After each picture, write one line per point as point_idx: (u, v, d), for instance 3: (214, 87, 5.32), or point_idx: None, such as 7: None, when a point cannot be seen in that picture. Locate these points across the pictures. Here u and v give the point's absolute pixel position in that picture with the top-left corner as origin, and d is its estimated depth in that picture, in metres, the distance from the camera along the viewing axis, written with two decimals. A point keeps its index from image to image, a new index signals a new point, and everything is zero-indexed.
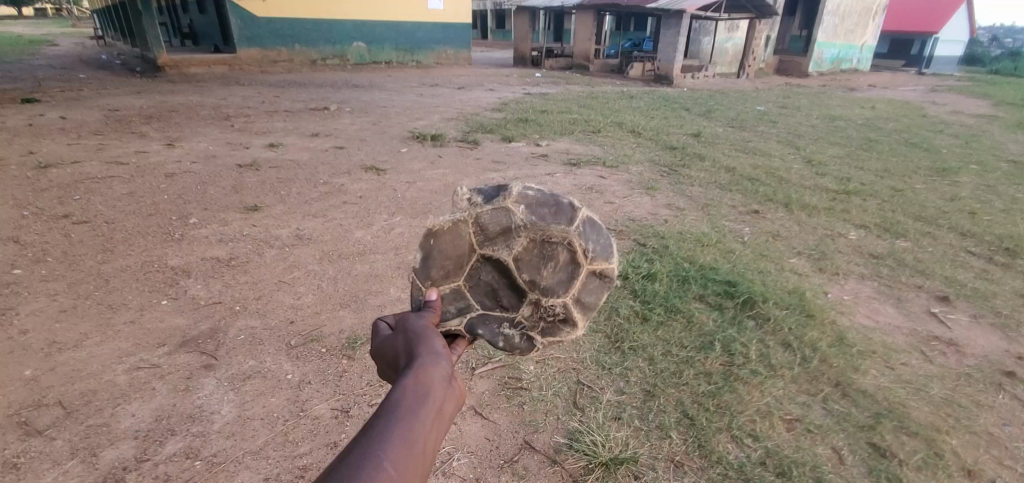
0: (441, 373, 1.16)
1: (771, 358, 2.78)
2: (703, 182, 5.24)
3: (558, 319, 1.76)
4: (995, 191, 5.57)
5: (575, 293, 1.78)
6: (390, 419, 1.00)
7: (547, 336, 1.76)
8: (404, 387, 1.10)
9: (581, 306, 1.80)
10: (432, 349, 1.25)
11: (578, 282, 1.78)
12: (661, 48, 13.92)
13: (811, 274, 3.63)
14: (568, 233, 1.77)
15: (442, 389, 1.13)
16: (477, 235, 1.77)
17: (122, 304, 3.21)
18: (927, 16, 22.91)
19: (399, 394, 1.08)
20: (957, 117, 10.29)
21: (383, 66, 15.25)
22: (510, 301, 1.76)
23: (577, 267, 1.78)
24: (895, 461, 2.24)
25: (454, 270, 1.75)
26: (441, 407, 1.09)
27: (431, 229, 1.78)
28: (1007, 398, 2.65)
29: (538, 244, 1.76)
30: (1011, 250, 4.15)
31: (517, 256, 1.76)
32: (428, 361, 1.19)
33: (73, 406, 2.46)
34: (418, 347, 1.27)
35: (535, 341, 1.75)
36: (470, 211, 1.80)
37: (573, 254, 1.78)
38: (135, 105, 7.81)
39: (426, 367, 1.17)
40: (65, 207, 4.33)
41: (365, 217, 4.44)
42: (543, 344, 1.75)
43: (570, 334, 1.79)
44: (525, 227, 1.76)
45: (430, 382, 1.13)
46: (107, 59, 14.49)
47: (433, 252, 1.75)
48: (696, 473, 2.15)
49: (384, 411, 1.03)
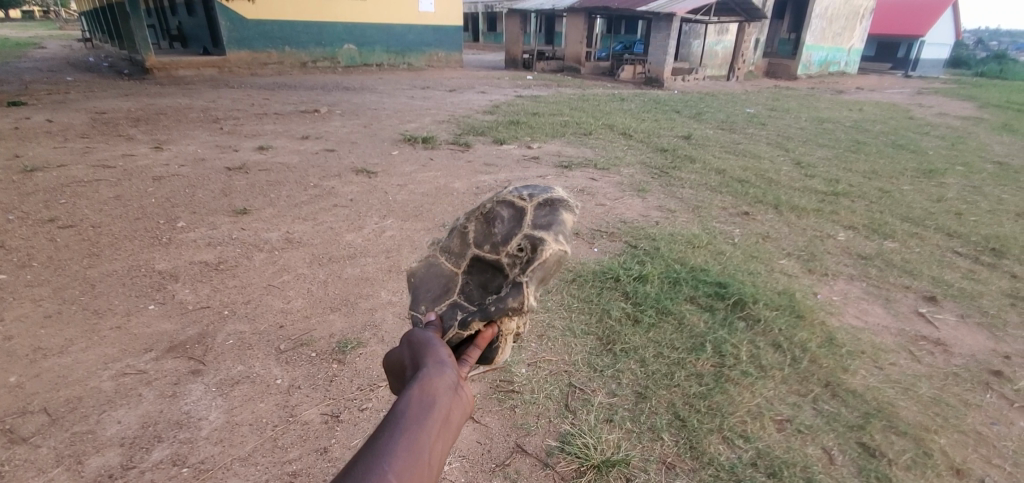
0: (450, 379, 1.09)
1: (762, 359, 2.79)
2: (694, 184, 5.26)
3: (528, 250, 1.50)
4: (981, 192, 5.64)
5: (532, 223, 1.54)
6: (394, 431, 0.94)
7: (534, 271, 1.48)
8: (410, 393, 1.02)
9: (546, 228, 1.53)
10: (441, 351, 1.17)
11: (527, 213, 1.56)
12: (651, 51, 14.01)
13: (801, 275, 3.65)
14: (495, 195, 1.65)
15: (449, 396, 1.05)
16: (447, 257, 1.68)
17: (108, 309, 3.18)
18: (912, 20, 23.21)
19: (405, 401, 1.01)
20: (943, 120, 10.41)
21: (374, 68, 15.25)
22: (498, 281, 1.55)
23: (522, 207, 1.58)
24: (885, 460, 2.25)
25: (442, 292, 1.60)
26: (450, 414, 1.02)
27: (411, 282, 1.70)
28: (995, 397, 2.68)
29: (481, 219, 1.64)
30: (996, 251, 4.21)
31: (476, 241, 1.62)
32: (436, 365, 1.11)
33: (58, 413, 2.42)
34: (425, 349, 1.19)
35: (522, 283, 1.48)
36: (433, 249, 1.74)
37: (510, 203, 1.61)
38: (123, 108, 7.76)
39: (434, 372, 1.09)
40: (51, 212, 4.29)
41: (356, 220, 4.42)
42: (529, 280, 1.47)
43: (553, 255, 1.48)
44: (468, 218, 1.69)
45: (438, 388, 1.05)
46: (94, 61, 14.37)
47: (419, 290, 1.66)
48: (688, 475, 2.15)
49: (389, 420, 0.97)
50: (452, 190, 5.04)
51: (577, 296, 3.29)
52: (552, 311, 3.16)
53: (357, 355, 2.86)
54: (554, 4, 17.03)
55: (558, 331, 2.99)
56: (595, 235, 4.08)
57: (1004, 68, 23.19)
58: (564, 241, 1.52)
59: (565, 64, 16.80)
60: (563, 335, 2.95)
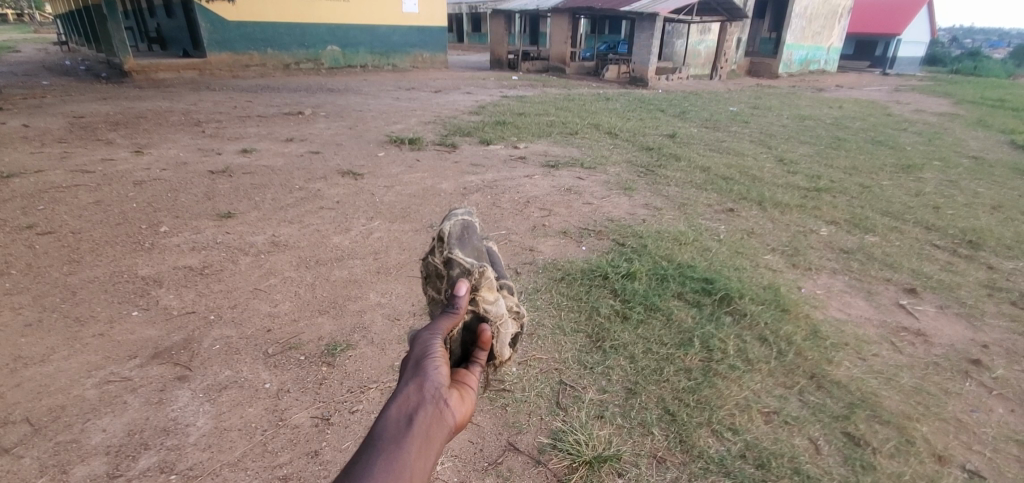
0: (433, 392, 1.14)
1: (748, 352, 2.85)
2: (679, 181, 5.33)
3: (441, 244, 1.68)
4: (958, 186, 5.78)
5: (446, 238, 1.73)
6: (375, 451, 1.00)
7: (456, 247, 1.65)
8: (389, 415, 1.08)
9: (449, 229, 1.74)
10: (429, 359, 1.21)
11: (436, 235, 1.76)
12: (635, 51, 14.11)
13: (785, 270, 3.72)
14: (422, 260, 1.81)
15: (433, 412, 1.11)
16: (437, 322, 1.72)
17: (90, 317, 3.13)
18: (888, 19, 23.70)
19: (383, 423, 1.07)
20: (920, 116, 10.64)
21: (358, 69, 15.17)
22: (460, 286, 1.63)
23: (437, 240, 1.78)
24: (869, 449, 2.31)
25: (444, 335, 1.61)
26: (430, 432, 1.07)
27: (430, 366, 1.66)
28: (974, 385, 2.76)
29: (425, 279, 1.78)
30: (973, 243, 4.33)
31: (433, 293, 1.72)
32: (419, 379, 1.16)
33: (41, 422, 2.40)
34: (412, 361, 1.22)
35: (454, 257, 1.61)
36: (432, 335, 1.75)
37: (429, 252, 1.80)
38: (101, 112, 7.64)
39: (415, 388, 1.14)
40: (29, 218, 4.22)
41: (343, 223, 4.41)
42: (453, 252, 1.62)
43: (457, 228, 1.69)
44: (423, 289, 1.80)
45: (420, 405, 1.11)
46: (70, 65, 14.09)
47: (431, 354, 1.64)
48: (679, 468, 2.19)
49: (370, 442, 1.03)
50: (440, 191, 5.04)
51: (565, 294, 3.32)
52: (541, 309, 3.18)
53: (347, 357, 2.87)
54: (537, 5, 17.08)
55: (548, 330, 3.01)
56: (583, 234, 4.11)
57: (978, 65, 23.71)
58: (463, 219, 1.75)
59: (550, 64, 16.85)
60: (553, 333, 2.98)
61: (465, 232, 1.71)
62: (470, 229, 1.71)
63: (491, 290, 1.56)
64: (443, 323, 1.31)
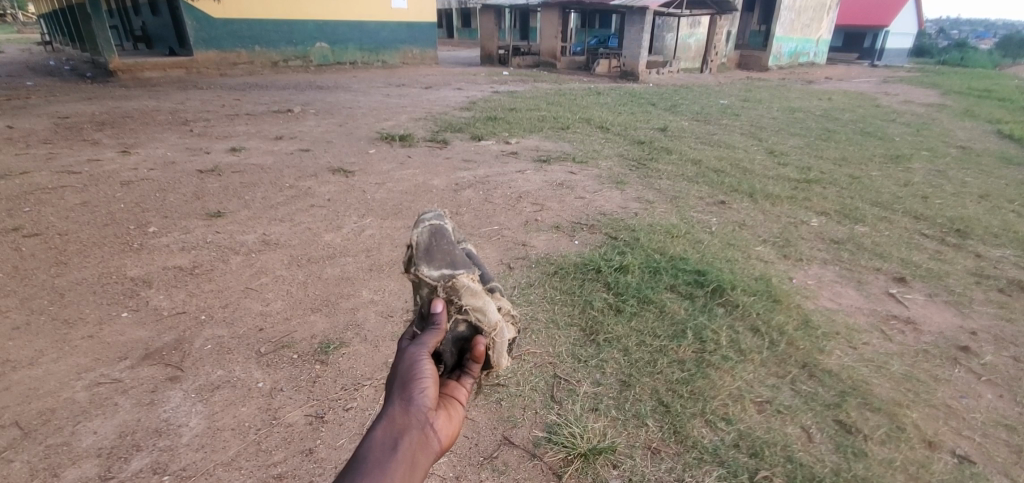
0: (419, 416, 1.16)
1: (741, 343, 2.86)
2: (671, 175, 5.35)
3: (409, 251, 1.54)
4: (946, 176, 5.85)
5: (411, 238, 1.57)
6: (355, 476, 1.03)
7: (423, 255, 1.51)
8: (374, 436, 1.11)
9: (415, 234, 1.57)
10: (418, 379, 1.23)
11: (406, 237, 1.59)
12: (626, 45, 14.15)
13: (776, 261, 3.75)
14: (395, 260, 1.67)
15: (418, 435, 1.14)
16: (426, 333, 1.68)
17: (79, 318, 3.10)
18: (877, 11, 23.94)
19: (369, 444, 1.10)
20: (908, 107, 10.75)
21: (347, 67, 15.09)
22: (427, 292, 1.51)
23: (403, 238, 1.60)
24: (861, 436, 2.33)
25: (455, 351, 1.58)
26: (413, 459, 1.10)
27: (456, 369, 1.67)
28: (963, 372, 2.80)
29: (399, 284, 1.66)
30: (960, 231, 4.38)
31: None
32: (407, 400, 1.19)
33: (30, 426, 2.37)
34: (401, 378, 1.24)
35: (420, 271, 1.48)
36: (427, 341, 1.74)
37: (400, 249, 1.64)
38: (86, 111, 7.56)
39: (400, 410, 1.17)
40: (15, 220, 4.16)
41: (334, 220, 4.39)
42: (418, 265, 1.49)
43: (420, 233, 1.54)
44: None
45: (406, 428, 1.14)
46: (56, 65, 13.93)
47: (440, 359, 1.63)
48: (673, 459, 2.20)
49: (353, 464, 1.06)
50: (432, 187, 5.03)
51: (559, 288, 3.32)
52: (535, 303, 3.18)
53: (339, 355, 2.85)
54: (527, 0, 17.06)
55: (541, 324, 3.01)
56: (575, 228, 4.12)
57: (964, 55, 24.01)
58: (429, 222, 1.56)
59: (541, 60, 16.85)
60: (547, 327, 2.98)
61: (434, 235, 1.55)
62: (438, 231, 1.54)
63: (475, 296, 1.50)
64: (426, 338, 1.32)
